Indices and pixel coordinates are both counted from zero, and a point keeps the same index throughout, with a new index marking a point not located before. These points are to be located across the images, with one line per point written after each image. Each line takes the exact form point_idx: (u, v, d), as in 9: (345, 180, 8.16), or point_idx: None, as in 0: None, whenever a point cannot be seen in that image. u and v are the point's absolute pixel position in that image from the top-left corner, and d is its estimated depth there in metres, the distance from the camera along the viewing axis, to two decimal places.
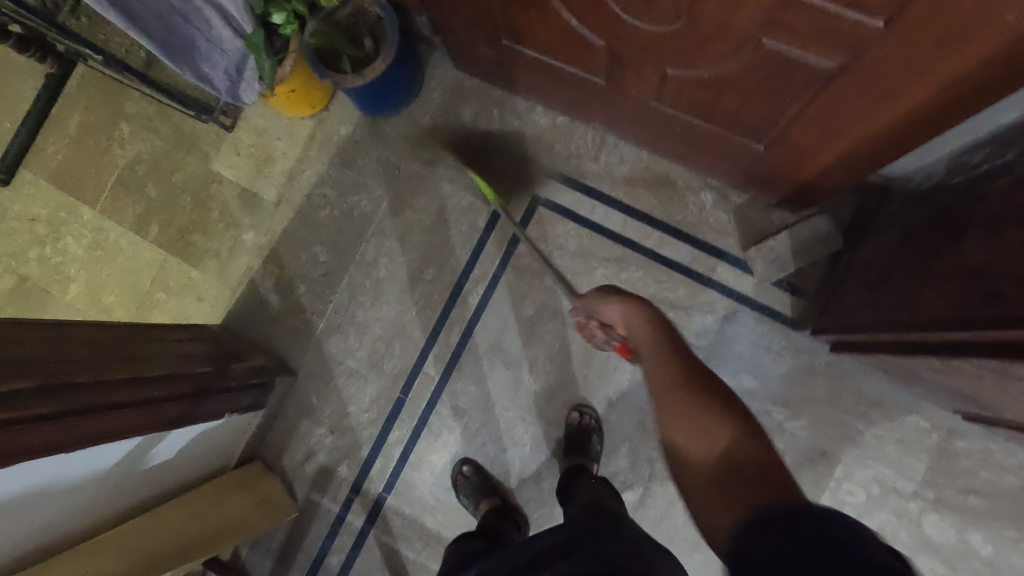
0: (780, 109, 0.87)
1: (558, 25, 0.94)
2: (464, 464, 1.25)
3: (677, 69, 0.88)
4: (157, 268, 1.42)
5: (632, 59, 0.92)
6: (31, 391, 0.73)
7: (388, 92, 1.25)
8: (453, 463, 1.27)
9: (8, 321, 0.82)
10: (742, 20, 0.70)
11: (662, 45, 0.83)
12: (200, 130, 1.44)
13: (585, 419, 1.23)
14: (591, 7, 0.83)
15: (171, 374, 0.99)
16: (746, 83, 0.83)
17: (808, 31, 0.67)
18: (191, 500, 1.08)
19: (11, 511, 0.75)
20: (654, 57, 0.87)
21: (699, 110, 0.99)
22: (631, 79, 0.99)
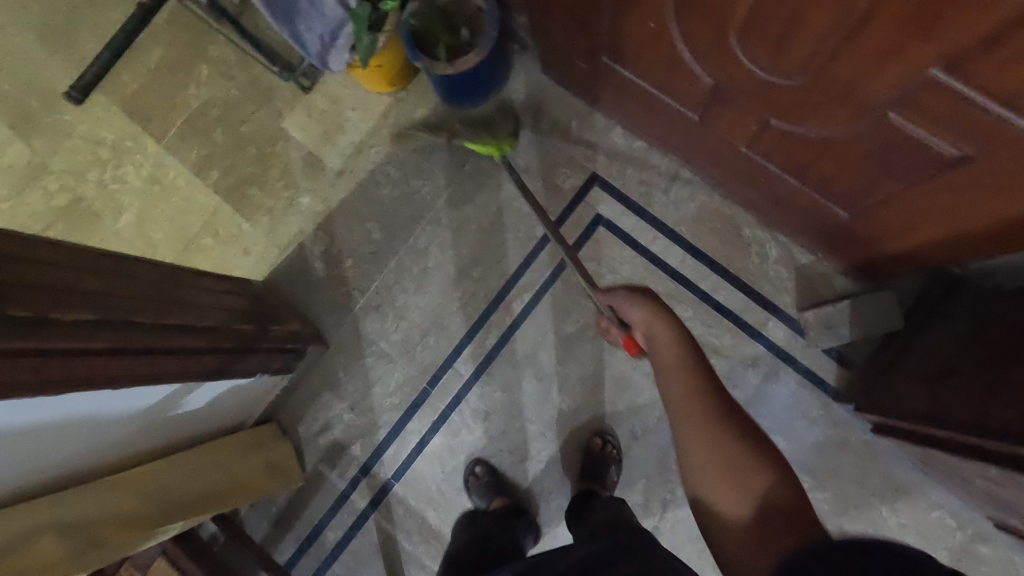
0: (878, 183, 0.85)
1: (667, 56, 0.92)
2: (476, 464, 1.24)
3: (781, 123, 0.86)
4: (210, 213, 1.43)
5: (736, 104, 0.90)
6: (93, 321, 0.73)
7: (472, 84, 1.24)
8: (466, 461, 1.26)
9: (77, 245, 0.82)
10: (873, 90, 0.68)
11: (775, 97, 0.82)
12: (278, 85, 1.44)
13: (607, 447, 1.21)
14: (711, 44, 0.81)
15: (216, 326, 0.98)
16: (852, 151, 0.81)
17: (942, 114, 0.65)
18: (208, 452, 1.07)
19: (54, 436, 0.74)
20: (761, 106, 0.86)
21: (790, 167, 0.97)
22: (728, 124, 0.97)
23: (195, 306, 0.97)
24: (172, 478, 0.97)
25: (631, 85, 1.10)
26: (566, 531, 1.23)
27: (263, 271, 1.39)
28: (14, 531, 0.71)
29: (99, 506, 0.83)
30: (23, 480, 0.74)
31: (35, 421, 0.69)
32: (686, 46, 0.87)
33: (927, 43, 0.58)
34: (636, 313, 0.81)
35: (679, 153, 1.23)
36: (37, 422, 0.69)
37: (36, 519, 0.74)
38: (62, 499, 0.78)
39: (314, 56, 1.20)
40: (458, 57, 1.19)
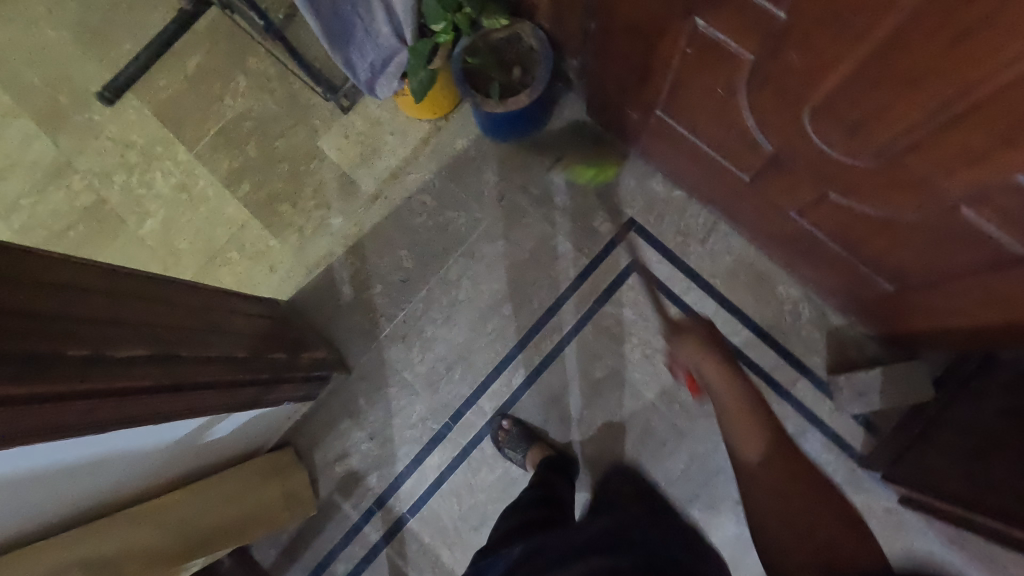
0: (935, 265, 0.85)
1: (728, 120, 0.93)
2: (504, 418, 1.24)
3: (840, 197, 0.87)
4: (237, 227, 1.40)
5: (795, 173, 0.91)
6: (147, 357, 0.71)
7: (518, 121, 1.24)
8: (493, 417, 1.26)
9: (125, 271, 0.80)
10: (948, 184, 0.69)
11: (838, 174, 0.82)
12: (316, 103, 1.43)
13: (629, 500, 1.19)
14: (781, 117, 0.82)
15: (255, 355, 0.97)
16: (913, 233, 0.82)
17: (1017, 219, 0.65)
18: (228, 481, 1.05)
19: (92, 470, 0.72)
20: (821, 179, 0.86)
21: (840, 237, 0.97)
22: (782, 190, 0.98)
23: (234, 334, 0.95)
24: (195, 510, 0.94)
25: (682, 140, 1.10)
26: None
27: (289, 291, 1.36)
28: (42, 569, 0.69)
29: (122, 542, 0.80)
30: (50, 516, 0.71)
31: (72, 460, 0.66)
32: (752, 114, 0.87)
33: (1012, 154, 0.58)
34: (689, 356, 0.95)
35: (718, 207, 1.23)
36: (74, 461, 0.67)
37: (61, 558, 0.71)
38: (85, 535, 0.76)
39: (364, 81, 1.19)
40: (509, 95, 1.19)
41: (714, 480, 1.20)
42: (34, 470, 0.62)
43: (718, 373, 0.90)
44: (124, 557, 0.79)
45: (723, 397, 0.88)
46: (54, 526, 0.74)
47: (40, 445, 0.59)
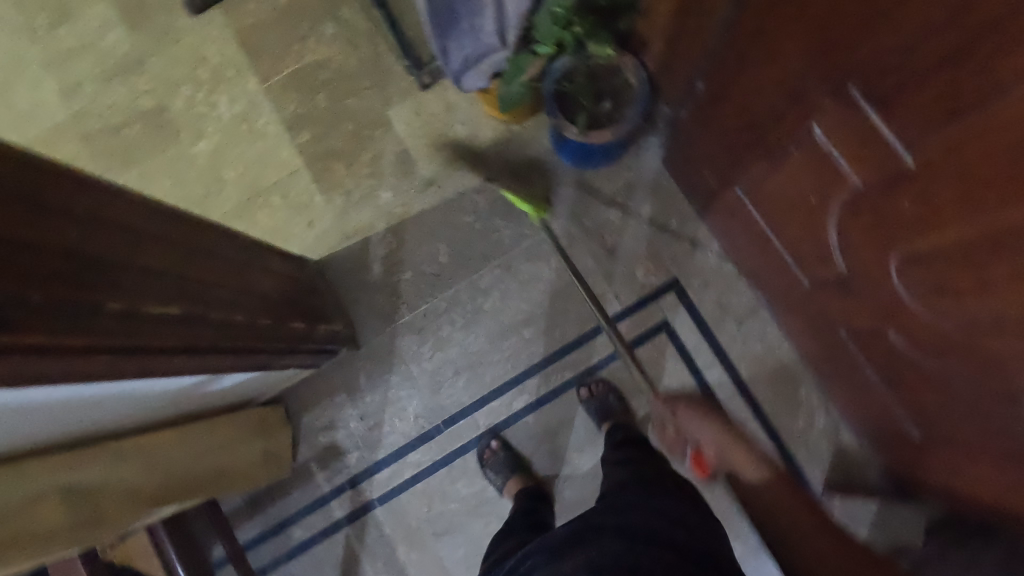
0: (973, 437, 0.82)
1: (808, 226, 0.90)
2: (493, 439, 1.24)
3: (901, 338, 0.84)
4: (287, 173, 1.39)
5: (860, 300, 0.88)
6: (175, 316, 0.70)
7: (593, 152, 1.21)
8: (482, 436, 1.26)
9: (174, 216, 0.79)
10: (1016, 372, 0.66)
11: (907, 318, 0.80)
12: (398, 72, 1.39)
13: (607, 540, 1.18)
14: (867, 246, 0.79)
15: (276, 322, 0.96)
16: (964, 399, 0.79)
17: None
18: (215, 428, 1.05)
19: (97, 402, 0.72)
20: (887, 315, 0.84)
21: (886, 372, 0.95)
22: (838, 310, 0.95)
23: (261, 297, 0.94)
24: (180, 453, 0.94)
25: (753, 225, 1.07)
26: None
27: (321, 251, 1.35)
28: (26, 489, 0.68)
29: (104, 473, 0.79)
30: (41, 436, 0.70)
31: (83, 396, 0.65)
32: (837, 231, 0.85)
33: None
34: (708, 430, 0.87)
35: (766, 295, 1.20)
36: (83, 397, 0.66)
37: (42, 480, 0.70)
38: (68, 460, 0.75)
39: (453, 70, 1.16)
40: (591, 126, 1.16)
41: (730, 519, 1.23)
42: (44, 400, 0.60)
43: (720, 439, 0.84)
44: (103, 489, 0.79)
45: (732, 459, 0.80)
46: (41, 444, 0.72)
47: (55, 385, 0.58)
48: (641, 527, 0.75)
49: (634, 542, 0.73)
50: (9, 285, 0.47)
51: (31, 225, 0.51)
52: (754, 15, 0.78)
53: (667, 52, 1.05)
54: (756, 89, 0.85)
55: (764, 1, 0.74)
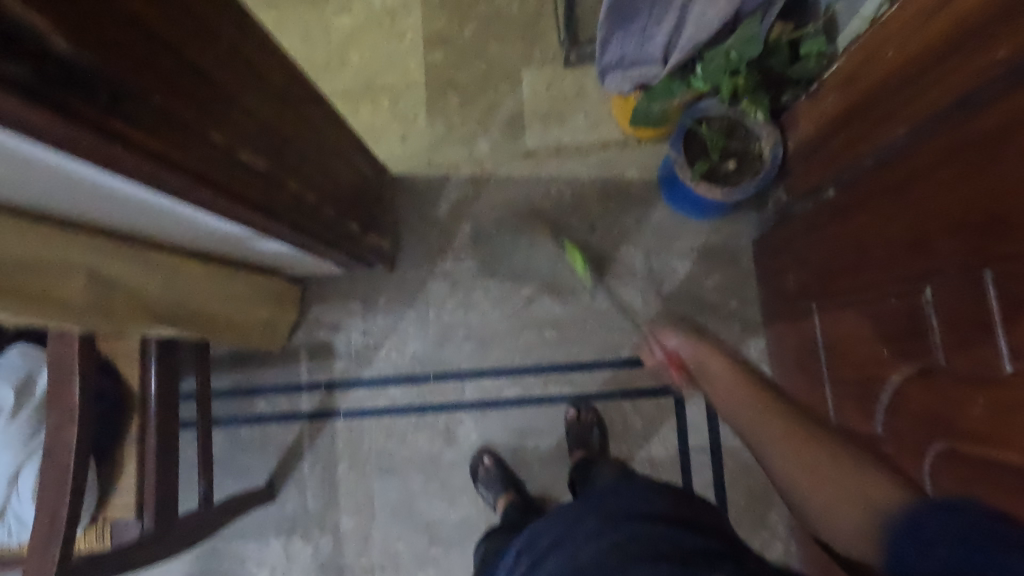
0: None
1: (869, 374, 0.87)
2: (485, 455, 1.23)
3: None
4: (405, 82, 1.39)
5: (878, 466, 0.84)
6: (258, 170, 0.71)
7: (694, 201, 1.18)
8: (475, 451, 1.25)
9: (297, 79, 0.81)
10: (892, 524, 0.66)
11: None
12: (548, 39, 1.37)
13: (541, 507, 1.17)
14: (915, 423, 0.76)
15: (336, 215, 0.97)
16: None
17: None
18: (238, 280, 1.07)
19: (151, 214, 0.73)
20: None
21: None
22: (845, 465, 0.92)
23: (333, 185, 0.95)
24: (198, 289, 0.96)
25: (812, 344, 1.04)
26: None
27: (400, 167, 1.36)
28: (55, 257, 0.70)
29: (127, 275, 0.81)
30: (91, 218, 0.72)
31: (145, 199, 0.67)
32: (894, 395, 0.82)
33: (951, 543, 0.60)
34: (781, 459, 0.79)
35: None
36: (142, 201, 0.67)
37: (72, 255, 0.72)
38: (100, 248, 0.76)
39: (604, 63, 1.14)
40: (706, 178, 1.12)
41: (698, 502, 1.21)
42: (113, 188, 0.62)
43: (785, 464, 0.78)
44: (122, 286, 0.80)
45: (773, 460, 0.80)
46: (85, 224, 0.74)
47: (136, 185, 0.60)
48: (629, 510, 0.68)
49: (624, 523, 0.66)
50: (131, 75, 0.48)
51: (169, 26, 0.52)
52: (921, 154, 0.76)
53: (819, 141, 1.02)
54: (886, 222, 0.82)
55: (941, 144, 0.72)
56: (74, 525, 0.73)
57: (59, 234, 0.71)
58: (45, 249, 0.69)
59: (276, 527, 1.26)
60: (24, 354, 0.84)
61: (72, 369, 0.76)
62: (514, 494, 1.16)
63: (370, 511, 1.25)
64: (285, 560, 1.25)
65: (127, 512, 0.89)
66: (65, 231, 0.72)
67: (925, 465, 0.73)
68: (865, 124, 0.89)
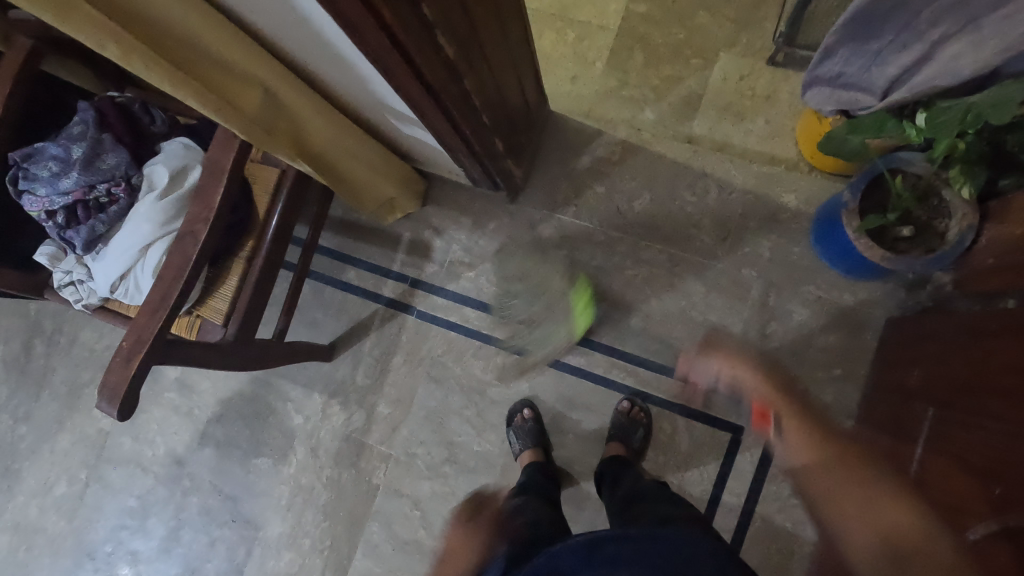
0: None
1: (962, 505, 0.78)
2: (526, 408, 1.24)
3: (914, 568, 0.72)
4: (599, 24, 1.34)
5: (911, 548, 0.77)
6: (445, 56, 0.71)
7: (846, 251, 1.07)
8: (518, 400, 1.26)
9: None
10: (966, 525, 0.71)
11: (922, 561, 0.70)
12: (761, 30, 1.27)
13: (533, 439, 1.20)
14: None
15: (492, 130, 0.97)
16: None
17: None
18: (382, 155, 1.11)
19: (336, 59, 0.76)
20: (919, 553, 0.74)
21: None
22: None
23: (498, 99, 0.95)
24: (346, 148, 1.00)
25: (906, 449, 0.95)
26: (426, 485, 1.28)
27: (560, 106, 1.33)
28: (243, 64, 0.75)
29: (300, 110, 0.86)
30: (288, 41, 0.74)
31: (326, 33, 0.68)
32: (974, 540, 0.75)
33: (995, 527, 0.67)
34: None
35: None
36: (324, 32, 0.68)
37: (257, 70, 0.76)
38: (281, 71, 0.80)
39: (815, 74, 1.04)
40: (872, 234, 1.02)
41: (695, 483, 1.19)
42: (297, 5, 0.63)
43: None
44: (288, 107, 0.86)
45: None
46: (278, 46, 0.79)
47: (326, 14, 0.61)
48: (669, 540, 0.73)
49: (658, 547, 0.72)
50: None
51: None
52: None
53: (1017, 244, 0.88)
54: None
55: None
56: (179, 307, 0.81)
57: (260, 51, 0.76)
58: (237, 50, 0.72)
59: (323, 384, 1.35)
60: (186, 147, 0.92)
61: (224, 174, 0.82)
62: (539, 454, 1.18)
63: (406, 408, 1.31)
64: (320, 416, 1.35)
65: (217, 316, 0.99)
66: (254, 44, 0.75)
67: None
68: None
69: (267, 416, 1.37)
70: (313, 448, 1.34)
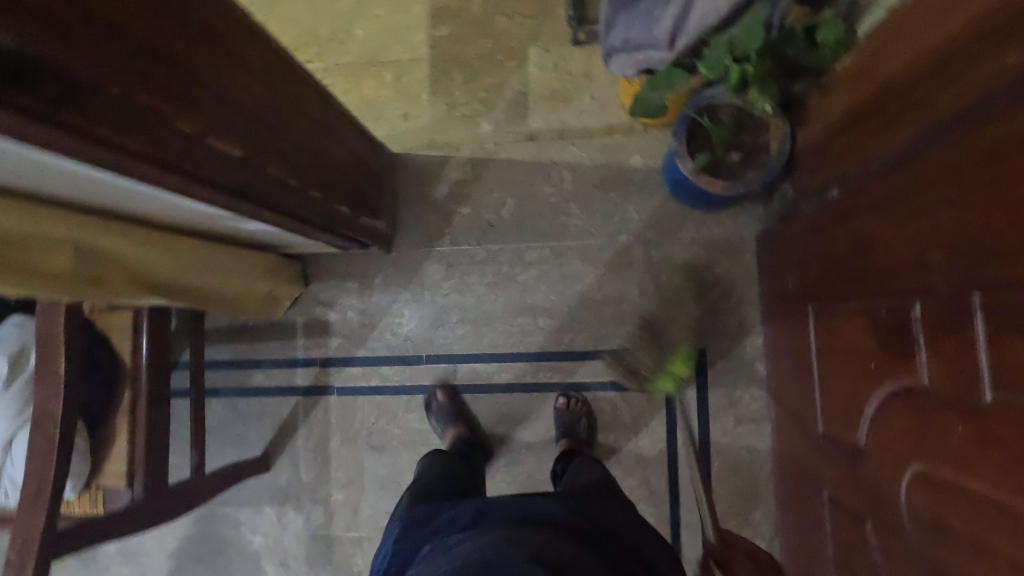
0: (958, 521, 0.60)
1: (858, 372, 0.83)
2: (441, 390, 1.26)
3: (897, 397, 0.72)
4: (410, 57, 1.36)
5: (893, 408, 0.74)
6: (231, 157, 0.70)
7: (694, 190, 1.14)
8: (432, 385, 1.28)
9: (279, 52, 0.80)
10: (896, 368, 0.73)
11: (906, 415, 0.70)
12: (558, 16, 1.32)
13: (459, 418, 1.22)
14: (891, 453, 0.74)
15: (328, 199, 0.97)
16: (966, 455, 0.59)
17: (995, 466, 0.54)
18: (235, 256, 1.09)
19: (130, 193, 0.74)
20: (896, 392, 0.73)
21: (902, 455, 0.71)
22: (835, 501, 0.91)
23: (321, 168, 0.95)
24: (190, 265, 0.97)
25: (804, 350, 1.01)
26: None
27: (402, 146, 1.35)
28: (34, 232, 0.71)
29: (122, 250, 0.83)
30: (67, 190, 0.71)
31: (99, 177, 0.66)
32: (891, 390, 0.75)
33: (901, 356, 0.72)
34: None
35: (777, 413, 1.16)
36: (98, 177, 0.66)
37: (51, 232, 0.73)
38: (74, 220, 0.76)
39: (608, 46, 1.07)
40: (709, 169, 1.08)
41: (650, 449, 1.23)
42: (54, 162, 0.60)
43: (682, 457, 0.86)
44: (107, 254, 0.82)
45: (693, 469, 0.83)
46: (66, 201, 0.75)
47: (86, 166, 0.58)
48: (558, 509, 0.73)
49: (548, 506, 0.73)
50: (74, 58, 0.46)
51: (129, 10, 0.51)
52: (899, 178, 0.75)
53: (829, 138, 0.95)
54: (873, 225, 0.80)
55: (915, 160, 0.72)
56: (60, 492, 0.77)
57: (46, 212, 0.72)
58: (15, 219, 0.68)
59: (270, 495, 1.30)
60: (19, 325, 0.87)
61: (60, 344, 0.78)
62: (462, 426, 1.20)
63: (360, 486, 1.28)
64: (278, 528, 1.30)
65: (119, 480, 0.94)
66: (33, 207, 0.71)
67: (902, 488, 0.71)
68: (876, 125, 0.82)
69: (224, 549, 1.30)
70: (283, 562, 1.29)
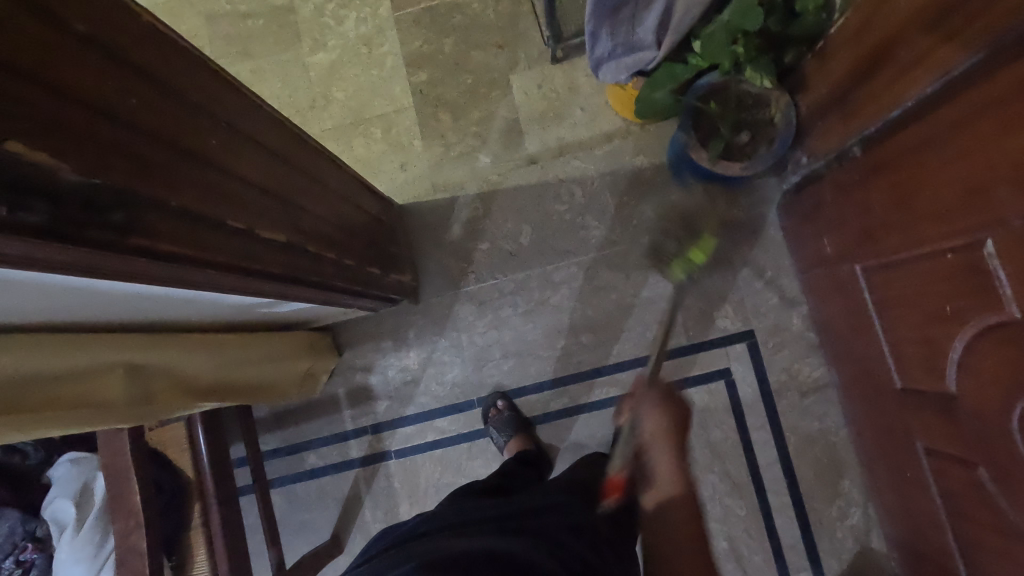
0: None
1: (930, 316, 0.82)
2: (499, 399, 1.24)
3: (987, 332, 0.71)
4: (395, 108, 1.36)
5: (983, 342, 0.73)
6: (275, 243, 0.68)
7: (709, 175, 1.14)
8: (488, 394, 1.26)
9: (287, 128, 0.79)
10: (976, 304, 0.72)
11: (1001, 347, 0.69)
12: (531, 39, 1.34)
13: (521, 430, 1.19)
14: (993, 389, 0.72)
15: (360, 263, 0.95)
16: None
17: None
18: (269, 340, 1.06)
19: (175, 300, 0.71)
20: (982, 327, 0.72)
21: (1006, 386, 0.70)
22: (932, 451, 0.90)
23: (349, 234, 0.93)
24: (231, 359, 0.94)
25: (858, 307, 1.01)
26: None
27: (406, 196, 1.34)
28: (87, 361, 0.68)
29: (168, 361, 0.80)
30: (113, 312, 0.68)
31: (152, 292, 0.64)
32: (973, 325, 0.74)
33: (979, 292, 0.71)
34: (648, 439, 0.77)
35: (840, 376, 1.15)
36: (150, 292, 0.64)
37: (101, 358, 0.70)
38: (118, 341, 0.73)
39: (596, 57, 1.08)
40: (722, 154, 1.09)
41: (722, 441, 1.21)
42: (106, 287, 0.57)
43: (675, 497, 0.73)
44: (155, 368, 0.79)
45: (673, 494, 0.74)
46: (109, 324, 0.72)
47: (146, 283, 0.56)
48: None
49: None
50: (137, 181, 0.45)
51: (166, 120, 0.49)
52: (931, 121, 0.75)
53: (838, 97, 0.96)
54: (913, 173, 0.80)
55: (947, 101, 0.73)
56: None
57: (95, 338, 0.69)
58: (67, 352, 0.65)
59: None
60: (74, 460, 0.87)
61: (129, 473, 0.76)
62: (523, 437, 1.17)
63: None
64: None
65: None
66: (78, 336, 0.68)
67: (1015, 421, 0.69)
68: (891, 75, 0.83)
69: None
70: None
